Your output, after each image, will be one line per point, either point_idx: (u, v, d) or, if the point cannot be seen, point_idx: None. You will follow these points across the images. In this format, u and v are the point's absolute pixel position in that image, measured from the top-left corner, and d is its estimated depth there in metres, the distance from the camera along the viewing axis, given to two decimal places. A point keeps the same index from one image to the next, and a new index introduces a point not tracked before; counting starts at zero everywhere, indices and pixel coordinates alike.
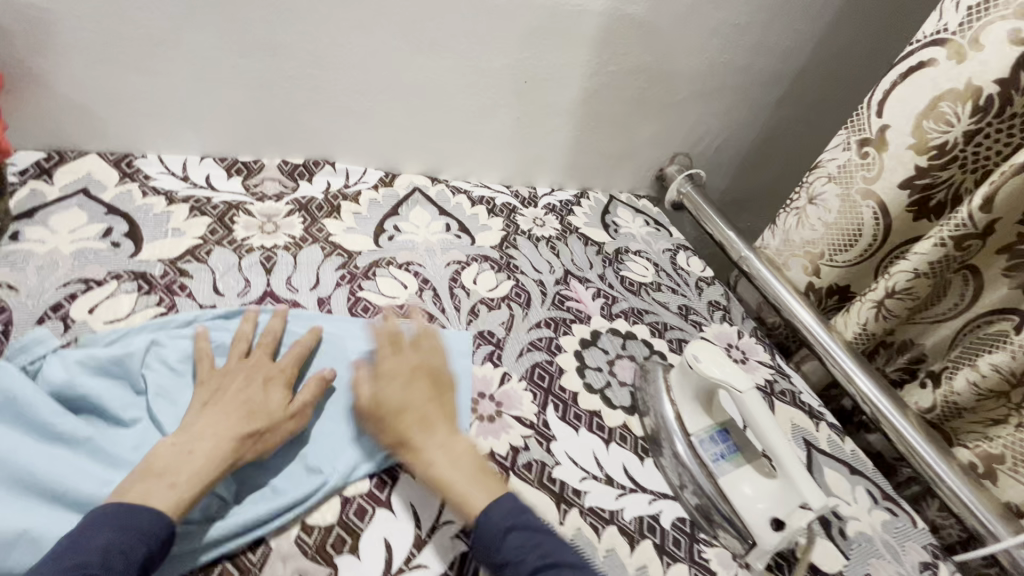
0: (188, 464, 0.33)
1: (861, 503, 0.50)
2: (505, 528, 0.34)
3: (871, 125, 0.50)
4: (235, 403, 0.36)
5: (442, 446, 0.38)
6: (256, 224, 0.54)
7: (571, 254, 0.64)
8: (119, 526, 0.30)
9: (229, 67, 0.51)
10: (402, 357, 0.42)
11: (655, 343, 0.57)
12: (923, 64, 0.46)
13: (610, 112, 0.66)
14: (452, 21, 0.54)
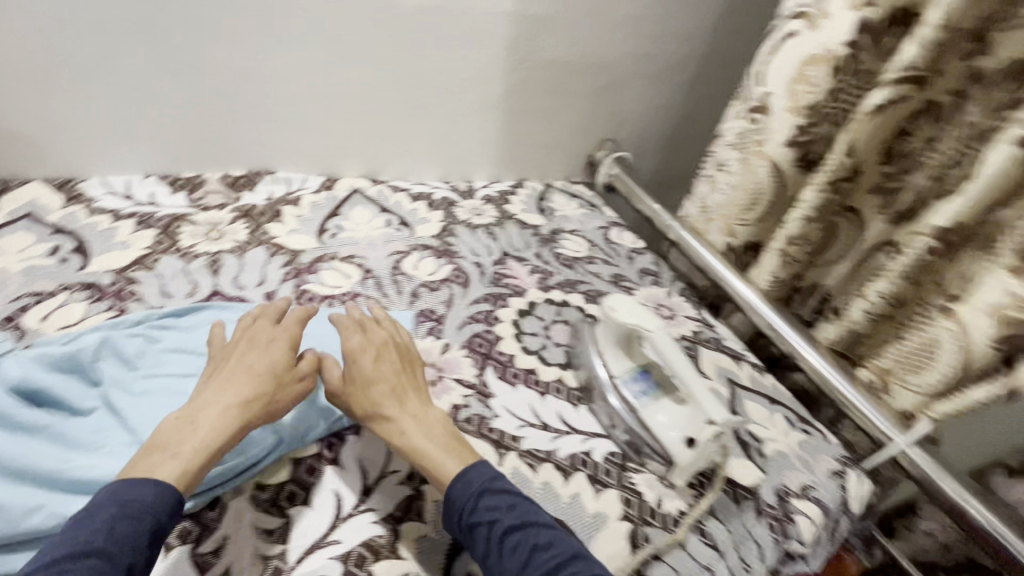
0: (192, 435, 0.36)
1: (779, 426, 0.51)
2: (478, 491, 0.37)
3: (754, 93, 0.55)
4: (240, 373, 0.40)
5: (415, 415, 0.41)
6: (200, 234, 0.57)
7: (508, 237, 0.67)
8: (121, 503, 0.32)
9: (156, 87, 0.55)
10: (372, 336, 0.46)
11: (589, 308, 0.59)
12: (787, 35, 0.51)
13: (533, 106, 0.73)
14: (365, 30, 0.58)
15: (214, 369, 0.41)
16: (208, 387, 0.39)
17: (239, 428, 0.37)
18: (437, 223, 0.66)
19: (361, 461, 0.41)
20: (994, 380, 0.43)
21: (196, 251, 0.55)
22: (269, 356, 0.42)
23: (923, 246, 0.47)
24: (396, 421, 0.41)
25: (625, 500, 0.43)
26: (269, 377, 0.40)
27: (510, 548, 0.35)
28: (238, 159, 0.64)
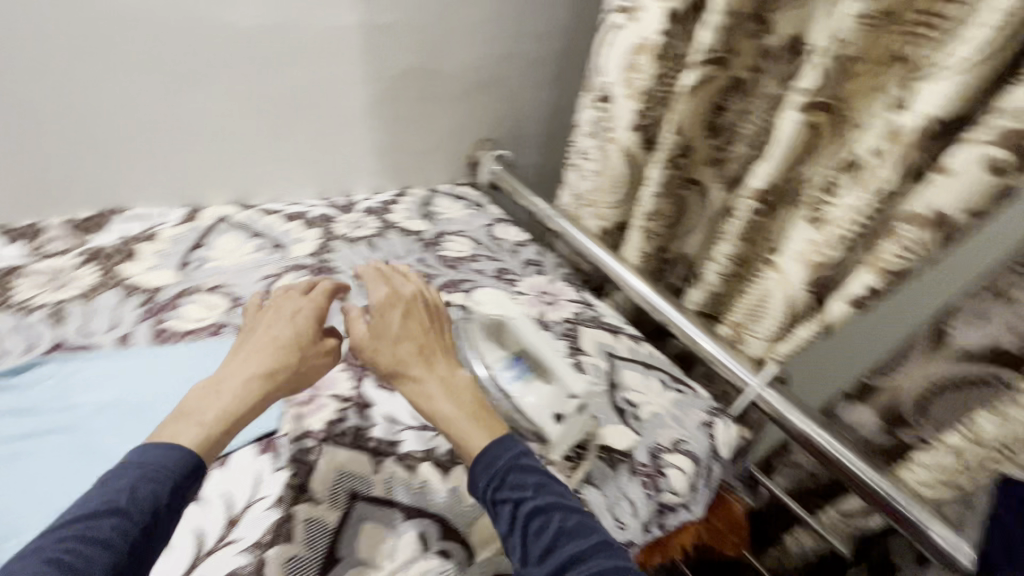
0: (217, 400, 0.45)
1: (653, 388, 0.58)
2: (508, 470, 0.41)
3: (593, 83, 0.66)
4: (267, 344, 0.50)
5: (441, 378, 0.47)
6: (105, 275, 0.70)
7: (393, 245, 0.78)
8: (142, 466, 0.38)
9: (9, 124, 0.67)
10: (399, 297, 0.53)
11: (450, 296, 0.66)
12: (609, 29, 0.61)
13: (395, 109, 0.87)
14: (195, 49, 0.70)
15: (242, 343, 0.51)
16: (241, 355, 0.49)
17: (257, 401, 0.46)
18: (321, 254, 0.74)
19: (259, 484, 0.46)
20: (812, 318, 0.53)
21: (105, 297, 0.67)
22: (290, 327, 0.52)
23: (748, 207, 0.57)
24: (422, 382, 0.47)
25: None
26: (291, 350, 0.50)
27: (535, 530, 0.39)
28: (85, 189, 0.76)
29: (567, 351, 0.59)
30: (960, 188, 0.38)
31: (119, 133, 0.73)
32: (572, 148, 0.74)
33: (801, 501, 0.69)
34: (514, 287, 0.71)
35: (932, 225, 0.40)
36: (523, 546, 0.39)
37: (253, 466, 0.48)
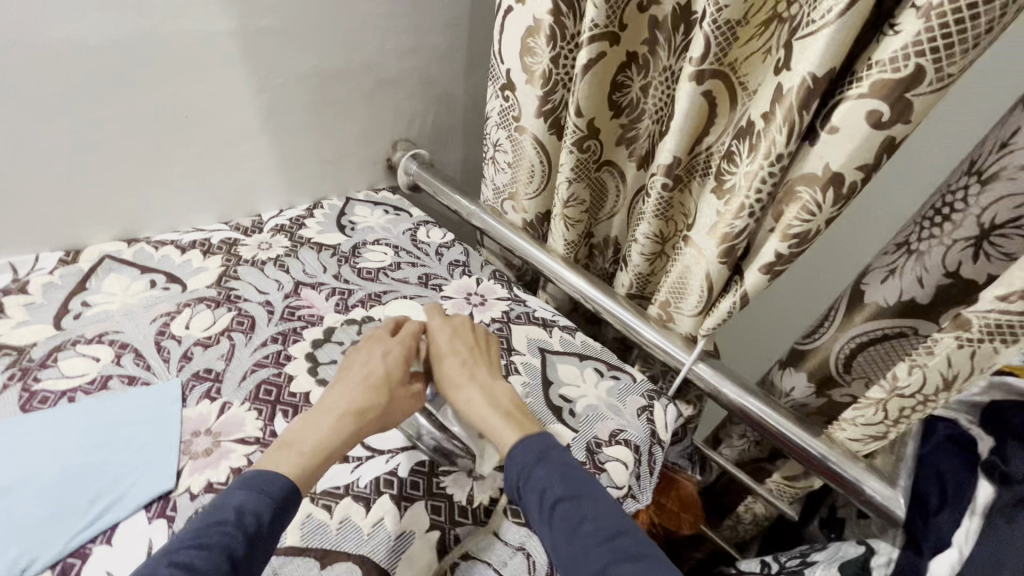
0: (463, 387, 0.63)
1: (665, 427, 0.74)
2: (536, 461, 0.55)
3: (536, 131, 0.85)
4: (457, 358, 0.65)
5: (486, 391, 0.62)
6: (288, 251, 0.92)
7: (471, 262, 0.98)
8: (260, 487, 0.49)
9: (112, 132, 0.80)
10: (467, 333, 0.68)
11: (513, 311, 0.87)
12: (520, 130, 0.88)
13: (398, 105, 1.11)
14: (307, 31, 0.91)
15: (343, 375, 0.62)
16: (337, 394, 0.59)
17: (476, 395, 0.61)
18: (440, 269, 0.95)
19: (381, 465, 0.61)
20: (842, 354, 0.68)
21: (284, 270, 0.88)
22: (382, 365, 0.62)
23: None
24: (471, 395, 0.62)
25: None
26: (380, 389, 0.60)
27: (563, 513, 0.51)
28: (244, 176, 0.98)
29: (613, 378, 0.78)
30: (847, 144, 0.50)
31: (169, 146, 0.86)
32: (521, 171, 0.92)
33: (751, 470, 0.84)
34: (556, 319, 0.88)
35: (833, 185, 0.53)
36: (551, 525, 0.51)
37: None
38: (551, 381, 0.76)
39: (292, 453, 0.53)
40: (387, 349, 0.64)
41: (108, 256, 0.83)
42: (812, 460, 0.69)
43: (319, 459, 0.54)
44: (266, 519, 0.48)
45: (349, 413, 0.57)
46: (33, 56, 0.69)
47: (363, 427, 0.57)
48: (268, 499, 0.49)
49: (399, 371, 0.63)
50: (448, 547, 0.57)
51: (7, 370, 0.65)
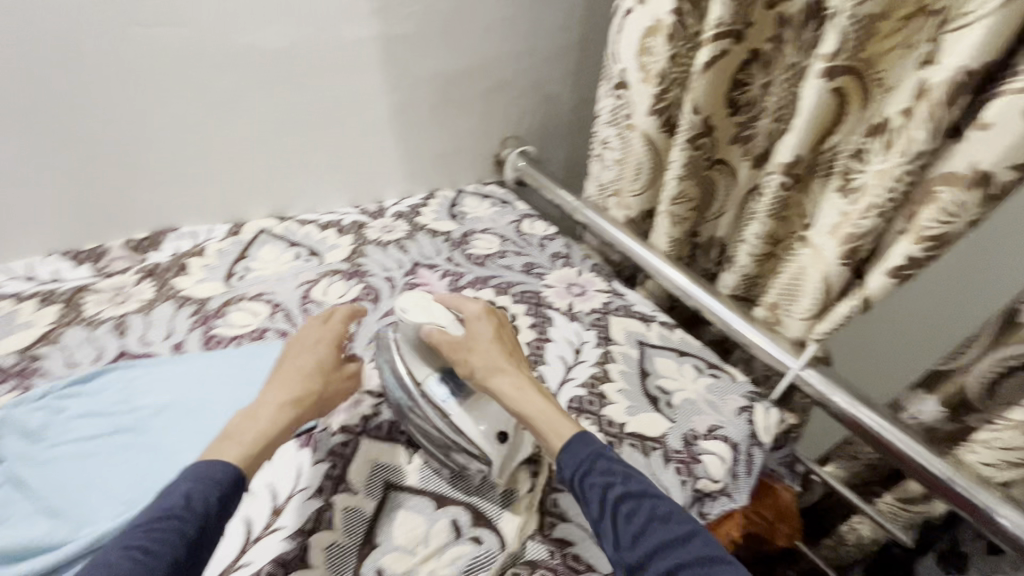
0: (503, 380, 0.61)
1: (766, 429, 0.72)
2: (597, 458, 0.56)
3: (647, 128, 0.87)
4: (491, 350, 0.64)
5: (526, 385, 0.62)
6: (407, 235, 1.02)
7: (572, 256, 1.01)
8: (196, 478, 0.49)
9: (272, 122, 0.93)
10: (493, 327, 0.67)
11: (611, 303, 0.90)
12: (631, 127, 0.90)
13: (511, 103, 1.18)
14: (437, 35, 0.99)
15: (275, 371, 0.62)
16: (274, 387, 0.60)
17: (518, 389, 0.61)
18: (543, 259, 0.99)
19: None
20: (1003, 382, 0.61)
21: (403, 251, 0.97)
22: (313, 358, 0.63)
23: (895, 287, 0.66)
24: (511, 382, 0.62)
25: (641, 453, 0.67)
26: (314, 380, 0.61)
27: (626, 511, 0.52)
28: (371, 166, 1.08)
29: (712, 376, 0.78)
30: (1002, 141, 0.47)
31: (315, 136, 0.99)
32: (628, 168, 0.94)
33: (859, 490, 0.80)
34: (654, 314, 0.89)
35: (981, 186, 0.50)
36: (615, 523, 0.52)
37: None
38: (648, 372, 0.78)
39: (233, 443, 0.54)
40: (312, 339, 0.66)
41: (265, 230, 0.97)
42: (939, 484, 0.64)
43: (262, 447, 0.55)
44: (212, 505, 0.48)
45: (289, 402, 0.58)
46: (224, 57, 0.84)
47: (304, 414, 0.59)
48: (216, 485, 0.49)
49: (326, 355, 0.64)
50: (546, 508, 0.61)
51: (192, 316, 0.78)
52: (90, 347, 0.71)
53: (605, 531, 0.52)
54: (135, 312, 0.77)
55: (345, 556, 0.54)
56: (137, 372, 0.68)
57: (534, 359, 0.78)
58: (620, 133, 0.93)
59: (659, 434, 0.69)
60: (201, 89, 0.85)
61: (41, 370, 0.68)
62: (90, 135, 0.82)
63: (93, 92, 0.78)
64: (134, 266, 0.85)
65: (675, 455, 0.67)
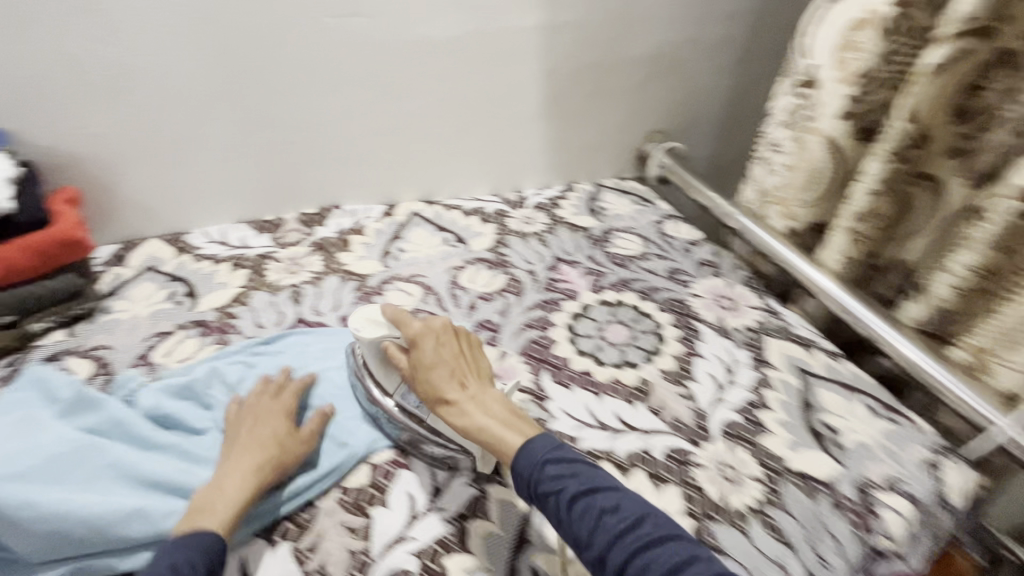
0: (449, 407, 0.57)
1: (956, 489, 0.63)
2: (542, 464, 0.51)
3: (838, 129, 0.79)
4: (435, 368, 0.59)
5: (479, 408, 0.57)
6: (547, 228, 1.01)
7: (721, 265, 0.95)
8: (178, 546, 0.47)
9: (435, 110, 0.95)
10: (435, 341, 0.61)
11: (768, 323, 0.83)
12: (813, 129, 0.81)
13: (663, 95, 1.12)
14: (602, 23, 0.97)
15: (229, 442, 0.57)
16: (232, 458, 0.55)
17: (463, 416, 0.56)
18: (688, 265, 0.94)
19: (636, 441, 0.65)
20: None
21: (544, 245, 0.97)
22: (270, 424, 0.58)
23: None
24: (460, 407, 0.57)
25: (807, 493, 0.61)
26: (273, 445, 0.57)
27: (580, 509, 0.48)
28: (517, 155, 1.08)
29: (890, 420, 0.70)
30: None
31: (471, 124, 1.00)
32: (800, 171, 0.85)
33: None
34: (817, 339, 0.81)
35: None
36: (571, 526, 0.48)
37: (625, 398, 0.70)
38: (811, 404, 0.71)
39: (204, 513, 0.50)
40: (269, 409, 0.60)
41: (415, 213, 1.01)
42: None
43: (239, 508, 0.51)
44: (200, 571, 0.46)
45: (247, 469, 0.54)
46: (404, 47, 0.87)
47: (268, 481, 0.54)
48: (203, 553, 0.47)
49: (284, 423, 0.59)
50: (703, 538, 0.57)
51: (355, 291, 0.84)
52: (273, 312, 0.79)
53: (568, 536, 0.48)
54: (308, 282, 0.85)
55: (502, 547, 0.55)
56: (313, 337, 0.74)
57: (682, 373, 0.74)
58: (798, 134, 0.84)
59: (827, 476, 0.63)
60: (377, 76, 0.89)
61: (236, 329, 0.76)
62: (281, 117, 0.86)
63: (288, 76, 0.83)
64: (305, 239, 0.93)
65: (848, 503, 0.61)
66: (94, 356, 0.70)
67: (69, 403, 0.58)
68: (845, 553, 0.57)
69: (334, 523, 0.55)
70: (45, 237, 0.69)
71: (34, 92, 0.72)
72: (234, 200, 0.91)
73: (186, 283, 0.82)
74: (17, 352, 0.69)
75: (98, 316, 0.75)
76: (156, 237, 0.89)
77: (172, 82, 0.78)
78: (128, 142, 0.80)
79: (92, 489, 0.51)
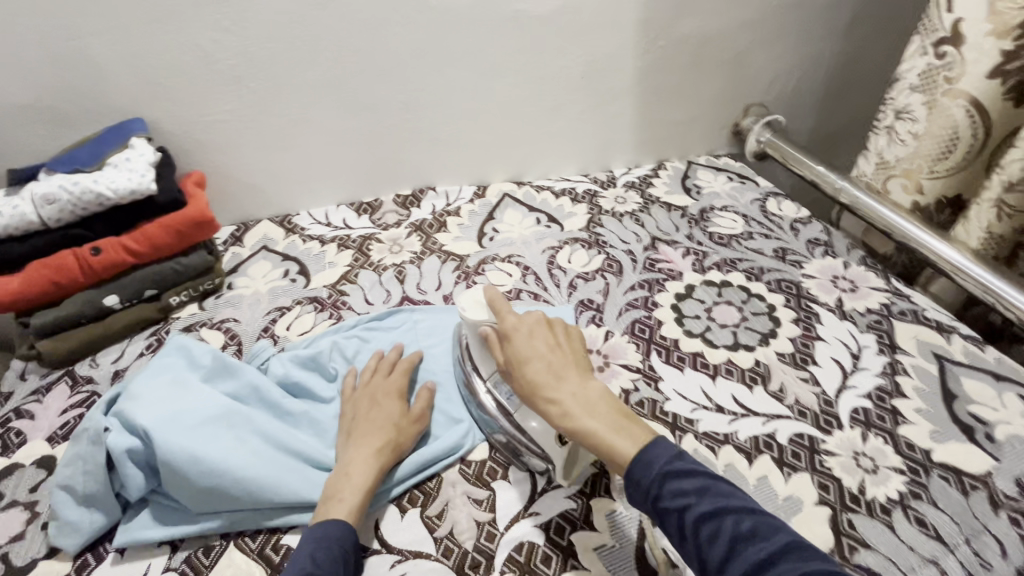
0: (547, 402, 0.50)
1: None
2: (663, 479, 0.43)
3: (984, 91, 0.71)
4: (534, 359, 0.53)
5: (582, 403, 0.49)
6: (641, 207, 0.98)
7: (835, 243, 0.88)
8: (315, 539, 0.48)
9: (531, 88, 0.94)
10: (531, 333, 0.55)
11: (895, 305, 0.76)
12: (954, 91, 0.74)
13: (766, 64, 1.05)
14: None
15: (347, 427, 0.59)
16: (352, 441, 0.57)
17: (563, 413, 0.49)
18: (798, 245, 0.88)
19: (758, 426, 0.62)
20: None
21: (639, 224, 0.94)
22: (385, 410, 0.59)
23: None
24: (560, 403, 0.50)
25: (957, 488, 0.56)
26: (390, 430, 0.58)
27: (707, 533, 0.40)
28: (608, 133, 1.05)
29: None
30: None
31: (565, 101, 0.98)
32: (932, 139, 0.78)
33: None
34: (955, 322, 0.74)
35: None
36: (697, 550, 0.41)
37: (742, 381, 0.67)
38: (955, 394, 0.65)
39: (334, 501, 0.52)
40: (384, 390, 0.61)
41: (507, 194, 1.01)
42: None
43: (365, 494, 0.53)
44: (340, 558, 0.48)
45: (368, 453, 0.55)
46: (506, 23, 0.86)
47: (388, 465, 0.56)
48: (338, 543, 0.48)
49: (397, 405, 0.60)
50: (842, 529, 0.54)
51: (455, 272, 0.85)
52: (380, 290, 0.82)
53: (694, 560, 0.41)
54: (410, 262, 0.86)
55: (627, 528, 0.54)
56: (421, 313, 0.76)
57: (802, 356, 0.70)
58: (933, 98, 0.77)
59: (980, 470, 0.58)
60: (477, 55, 0.88)
61: (348, 306, 0.79)
62: (385, 99, 0.88)
63: (395, 59, 0.85)
64: (403, 220, 0.95)
65: (1009, 502, 0.55)
66: (224, 329, 0.75)
67: (210, 369, 0.62)
68: (1008, 555, 0.52)
69: (459, 493, 0.57)
70: (180, 217, 0.73)
71: (171, 82, 0.77)
72: (337, 182, 0.95)
73: (298, 262, 0.86)
74: (161, 323, 0.75)
75: (223, 291, 0.80)
76: (267, 219, 0.94)
77: (286, 68, 0.81)
78: (245, 127, 0.84)
79: (243, 451, 0.54)
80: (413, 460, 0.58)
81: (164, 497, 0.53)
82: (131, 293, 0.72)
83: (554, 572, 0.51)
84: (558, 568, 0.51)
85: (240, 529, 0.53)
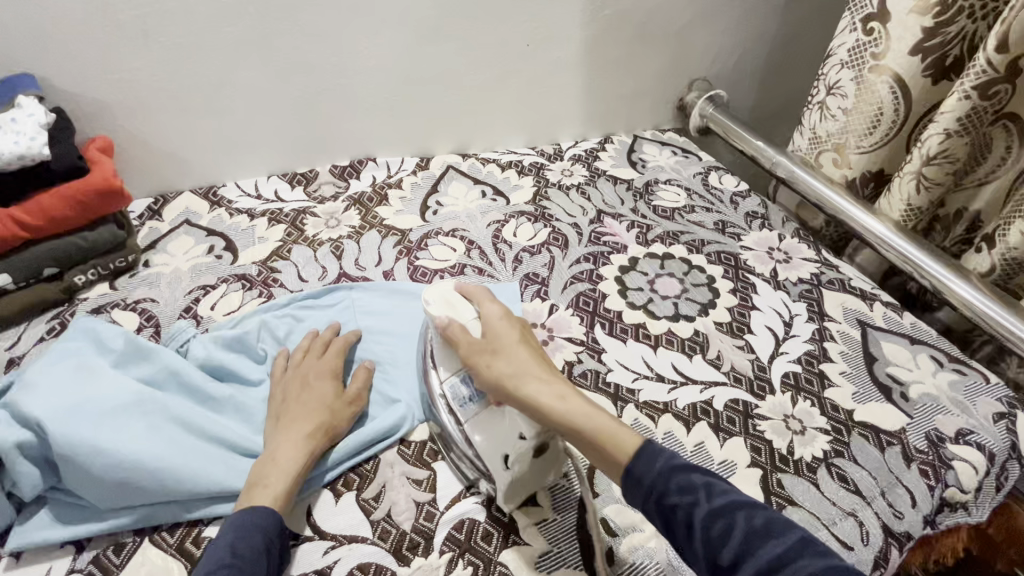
0: (540, 391, 0.50)
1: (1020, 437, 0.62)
2: (666, 475, 0.44)
3: (908, 68, 0.74)
4: (522, 356, 0.53)
5: (569, 399, 0.50)
6: (587, 180, 0.97)
7: (771, 215, 0.91)
8: (236, 533, 0.45)
9: (473, 54, 0.90)
10: (509, 327, 0.56)
11: (824, 275, 0.80)
12: (881, 68, 0.76)
13: (708, 37, 1.05)
14: None
15: (277, 413, 0.55)
16: (281, 427, 0.54)
17: (558, 402, 0.50)
18: (737, 218, 0.90)
19: (695, 394, 0.64)
20: None
21: (585, 198, 0.93)
22: (319, 394, 0.56)
23: None
24: (551, 396, 0.50)
25: (874, 445, 0.60)
26: (323, 412, 0.55)
27: (716, 528, 0.40)
28: (555, 105, 1.02)
29: (956, 371, 0.67)
30: None
31: (510, 70, 0.95)
32: (861, 114, 0.81)
33: None
34: (878, 290, 0.78)
35: None
36: (707, 544, 0.40)
37: (682, 350, 0.68)
38: (874, 357, 0.69)
39: (257, 488, 0.49)
40: (317, 371, 0.59)
41: (451, 166, 0.97)
42: None
43: (293, 480, 0.50)
44: (262, 549, 0.45)
45: (299, 437, 0.53)
46: None
47: (319, 449, 0.53)
48: (263, 533, 0.46)
49: (330, 385, 0.57)
50: (772, 489, 0.56)
51: (397, 246, 0.82)
52: (315, 266, 0.77)
53: (702, 560, 0.40)
54: (348, 236, 0.82)
55: (567, 499, 0.54)
56: (360, 289, 0.72)
57: (739, 325, 0.72)
58: (862, 74, 0.79)
59: (896, 428, 0.62)
60: (417, 15, 0.83)
61: (280, 283, 0.74)
62: (316, 61, 0.82)
63: (323, 16, 0.78)
64: (341, 193, 0.90)
65: (919, 455, 0.60)
66: (138, 309, 0.69)
67: (121, 353, 0.57)
68: (918, 505, 0.56)
69: (397, 474, 0.55)
70: (81, 186, 0.66)
71: (64, 33, 0.69)
72: (266, 152, 0.88)
73: (224, 237, 0.80)
74: (65, 304, 0.68)
75: (138, 269, 0.73)
76: (189, 191, 0.87)
77: (200, 22, 0.73)
78: (156, 87, 0.76)
79: (157, 441, 0.50)
80: (348, 442, 0.55)
81: (65, 494, 0.49)
82: (25, 271, 0.65)
83: (496, 549, 0.50)
84: (499, 544, 0.51)
85: (155, 524, 0.49)
